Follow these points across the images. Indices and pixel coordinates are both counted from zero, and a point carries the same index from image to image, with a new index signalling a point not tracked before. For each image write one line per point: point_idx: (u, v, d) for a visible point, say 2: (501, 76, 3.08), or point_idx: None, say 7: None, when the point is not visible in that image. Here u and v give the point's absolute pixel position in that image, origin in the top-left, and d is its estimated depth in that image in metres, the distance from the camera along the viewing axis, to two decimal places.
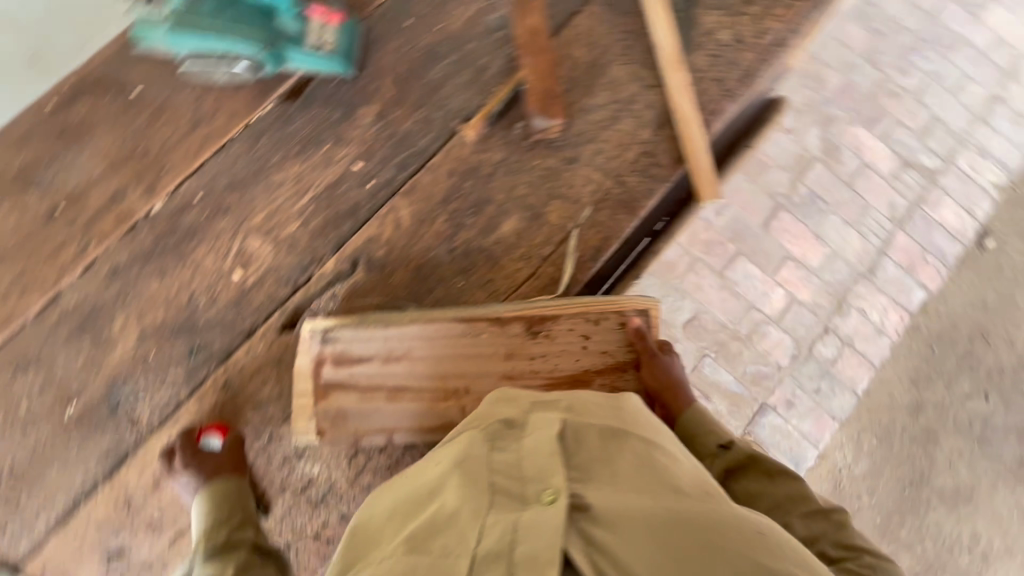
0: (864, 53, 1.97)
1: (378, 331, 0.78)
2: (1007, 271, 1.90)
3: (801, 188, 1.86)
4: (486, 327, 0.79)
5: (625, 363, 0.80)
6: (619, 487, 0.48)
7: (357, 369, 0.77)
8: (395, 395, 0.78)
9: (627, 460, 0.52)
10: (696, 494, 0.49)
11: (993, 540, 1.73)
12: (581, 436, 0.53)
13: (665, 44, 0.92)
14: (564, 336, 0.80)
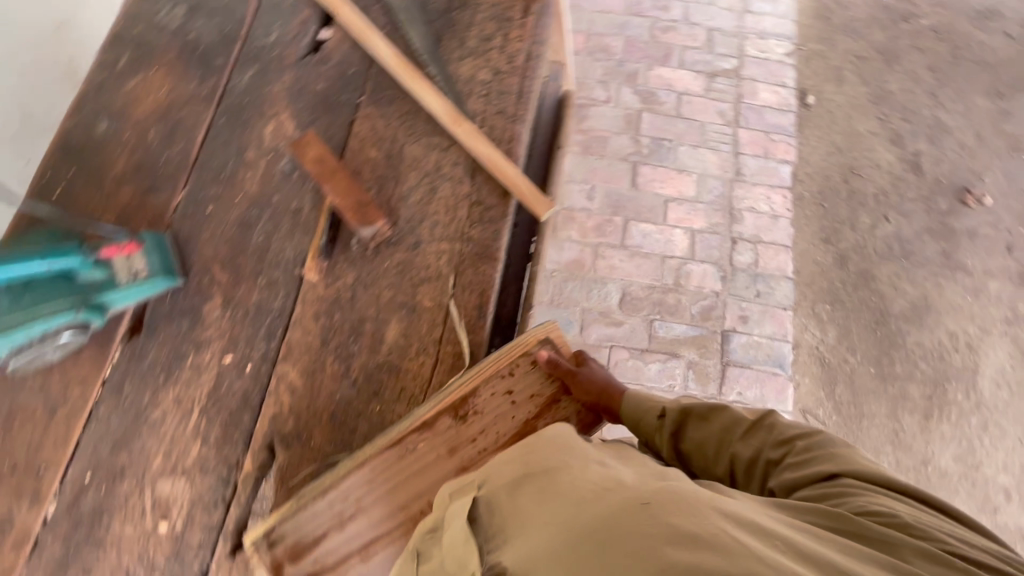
0: (626, 11, 2.19)
1: (323, 501, 0.77)
2: (836, 113, 2.10)
3: (643, 140, 2.00)
4: (418, 437, 0.81)
5: (556, 392, 0.85)
6: (528, 530, 0.58)
7: (319, 550, 0.78)
8: (370, 549, 0.78)
9: (528, 504, 0.63)
10: (591, 496, 0.58)
11: (971, 330, 1.83)
12: (493, 503, 0.67)
13: (439, 108, 0.99)
14: (490, 403, 0.84)
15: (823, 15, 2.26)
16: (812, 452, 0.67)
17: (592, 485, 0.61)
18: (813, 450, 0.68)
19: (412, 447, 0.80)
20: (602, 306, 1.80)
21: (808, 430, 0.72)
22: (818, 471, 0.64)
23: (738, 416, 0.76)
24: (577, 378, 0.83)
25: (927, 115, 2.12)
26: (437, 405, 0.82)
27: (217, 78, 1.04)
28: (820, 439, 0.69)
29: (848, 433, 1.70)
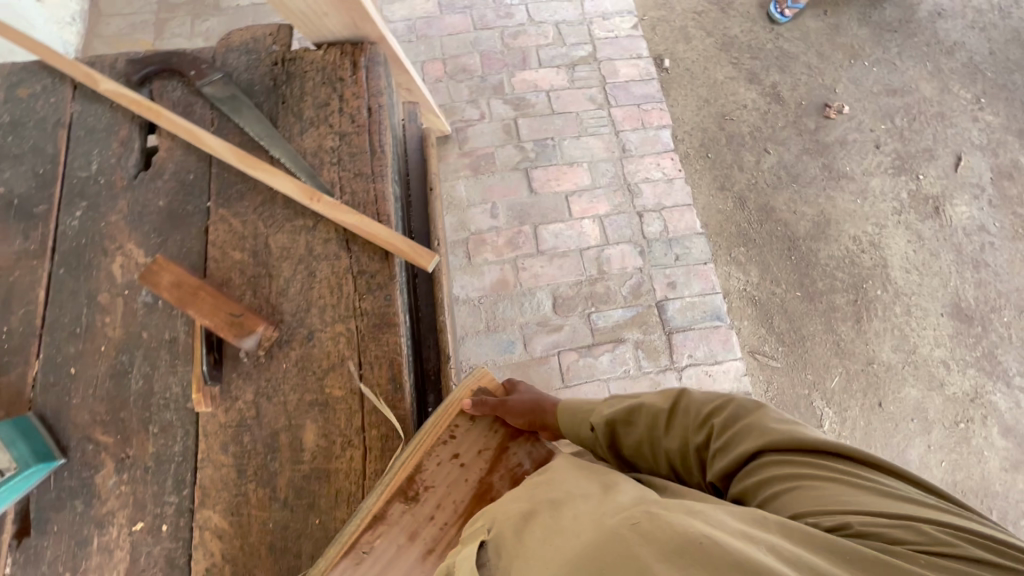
0: (473, 28, 2.21)
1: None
2: (694, 68, 2.21)
3: (527, 145, 2.01)
4: (371, 531, 0.77)
5: (501, 439, 0.86)
6: (525, 566, 0.57)
7: None
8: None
9: (531, 535, 0.62)
10: (587, 521, 0.58)
11: (871, 227, 1.95)
12: (498, 544, 0.66)
13: (293, 191, 0.94)
14: (439, 473, 0.82)
15: None
16: (732, 432, 0.70)
17: (592, 512, 0.60)
18: (725, 428, 0.72)
19: (368, 544, 0.76)
20: (538, 316, 1.79)
21: (722, 402, 0.75)
22: (743, 454, 0.68)
23: (656, 408, 0.80)
24: (506, 408, 0.86)
25: (772, 48, 2.26)
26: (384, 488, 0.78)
27: (44, 225, 0.95)
28: (730, 412, 0.73)
29: (796, 359, 1.77)
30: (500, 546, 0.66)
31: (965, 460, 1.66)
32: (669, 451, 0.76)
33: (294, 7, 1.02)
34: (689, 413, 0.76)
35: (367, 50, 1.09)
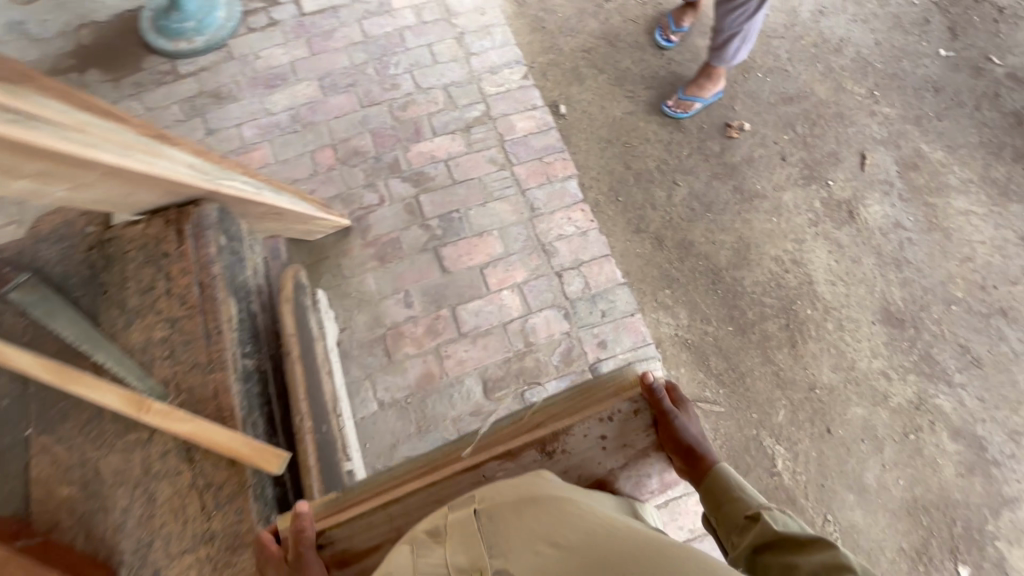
0: (360, 106, 2.13)
1: (371, 513, 0.96)
2: (590, 109, 2.16)
3: (432, 223, 1.93)
4: (497, 467, 1.04)
5: (650, 442, 1.08)
6: (526, 545, 0.77)
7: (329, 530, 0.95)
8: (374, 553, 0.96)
9: (534, 521, 0.82)
10: (588, 528, 0.79)
11: (791, 244, 1.92)
12: (493, 516, 0.85)
13: (114, 400, 0.84)
14: (583, 442, 1.07)
15: (538, 27, 2.33)
16: None
17: (595, 524, 0.80)
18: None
19: (490, 475, 1.03)
20: (469, 405, 1.70)
21: None
22: None
23: (840, 565, 0.83)
24: (671, 421, 1.04)
25: (665, 74, 2.23)
26: (535, 434, 1.06)
27: None
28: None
29: (739, 399, 1.71)
30: (493, 516, 0.86)
31: (922, 473, 1.62)
32: None
33: (85, 201, 0.89)
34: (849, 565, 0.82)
35: (193, 214, 1.00)
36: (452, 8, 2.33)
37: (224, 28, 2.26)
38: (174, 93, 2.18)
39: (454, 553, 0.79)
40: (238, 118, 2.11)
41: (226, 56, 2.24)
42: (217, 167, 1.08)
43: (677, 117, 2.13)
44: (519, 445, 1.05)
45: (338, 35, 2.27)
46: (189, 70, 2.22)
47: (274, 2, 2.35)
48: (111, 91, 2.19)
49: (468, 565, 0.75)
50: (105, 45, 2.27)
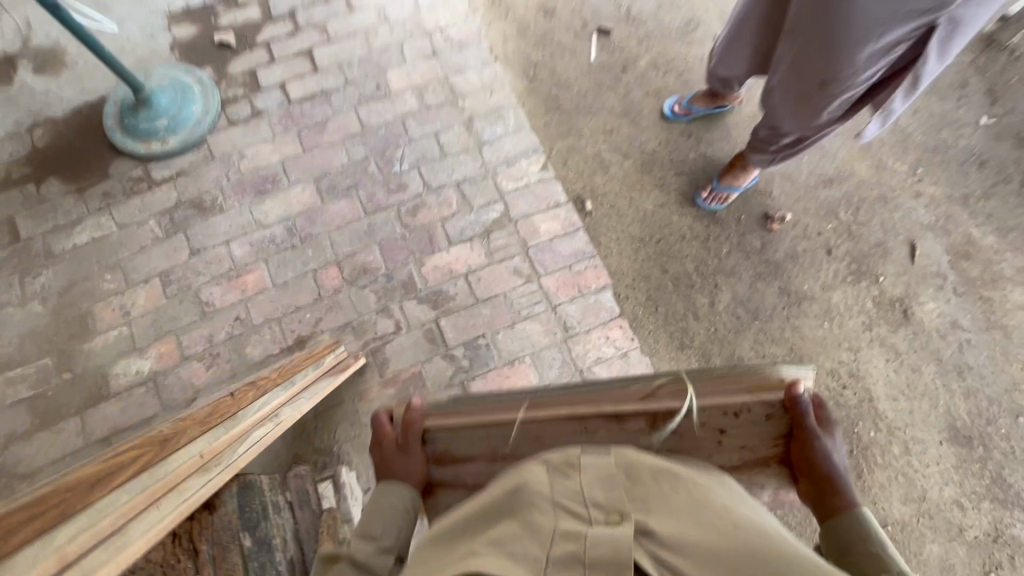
0: (364, 212, 1.90)
1: (480, 426, 1.19)
2: (619, 204, 1.97)
3: (457, 352, 1.74)
4: (601, 424, 1.15)
5: (771, 452, 1.14)
6: (668, 516, 0.75)
7: (438, 431, 1.19)
8: (466, 463, 1.19)
9: (674, 498, 0.82)
10: (730, 527, 0.76)
11: (846, 353, 1.78)
12: (635, 478, 0.86)
13: None
14: (705, 431, 1.12)
15: (553, 106, 2.12)
16: None
17: (740, 522, 0.78)
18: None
19: (592, 430, 1.15)
20: None
21: None
22: None
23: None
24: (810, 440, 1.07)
25: (696, 157, 2.05)
26: (649, 407, 1.14)
27: None
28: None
29: None
30: (630, 475, 0.87)
31: None
32: None
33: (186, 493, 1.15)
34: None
35: (209, 522, 1.21)
36: (458, 88, 2.11)
37: (201, 124, 2.00)
38: (150, 204, 1.92)
39: (592, 485, 0.81)
40: (228, 233, 1.87)
41: (207, 156, 1.98)
42: (224, 454, 1.27)
43: (714, 210, 1.96)
44: (628, 413, 1.14)
45: (333, 125, 2.03)
46: (166, 175, 1.95)
47: (256, 88, 2.09)
48: (76, 204, 1.91)
49: (607, 504, 0.76)
50: (64, 147, 1.99)
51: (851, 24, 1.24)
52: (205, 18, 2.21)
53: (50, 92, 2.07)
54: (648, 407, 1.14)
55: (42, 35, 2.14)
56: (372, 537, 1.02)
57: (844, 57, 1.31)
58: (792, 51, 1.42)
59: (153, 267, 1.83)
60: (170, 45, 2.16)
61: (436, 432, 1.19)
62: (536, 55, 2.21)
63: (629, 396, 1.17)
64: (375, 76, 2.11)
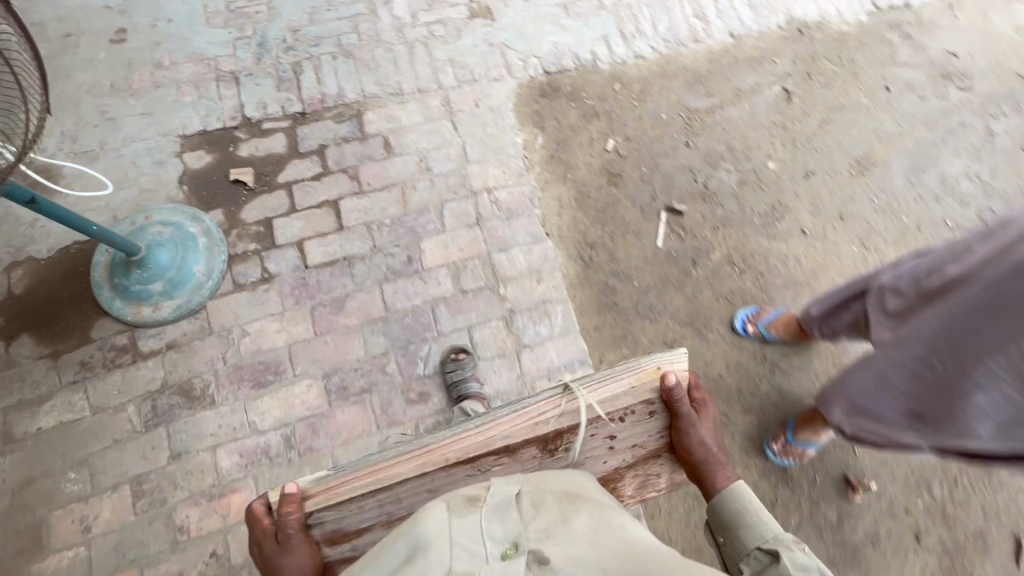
0: (375, 426, 1.63)
1: (356, 496, 1.02)
2: None
3: None
4: (494, 460, 1.06)
5: (659, 445, 1.16)
6: (573, 544, 0.73)
7: (325, 508, 1.02)
8: (363, 533, 1.06)
9: (583, 521, 0.79)
10: (638, 544, 0.76)
11: None
12: (537, 498, 0.83)
13: None
14: (595, 447, 1.09)
15: (608, 301, 1.83)
16: None
17: (644, 542, 0.77)
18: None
19: (485, 468, 1.05)
20: None
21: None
22: None
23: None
24: (694, 426, 1.09)
25: (768, 390, 1.75)
26: (540, 432, 1.05)
27: None
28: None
29: None
30: (535, 496, 0.83)
31: None
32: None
33: None
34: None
35: None
36: (501, 269, 1.82)
37: (203, 288, 1.73)
38: (132, 384, 1.65)
39: (490, 519, 0.75)
40: (216, 435, 1.60)
41: (203, 328, 1.71)
42: None
43: (781, 463, 1.65)
44: (519, 441, 1.05)
45: (352, 304, 1.75)
46: (154, 348, 1.69)
47: (270, 244, 1.82)
48: (47, 375, 1.65)
49: (506, 538, 0.73)
50: (44, 298, 1.73)
51: (993, 392, 1.04)
52: (223, 146, 1.94)
53: (36, 223, 1.80)
54: (536, 434, 1.05)
55: (39, 151, 1.89)
56: None
57: (983, 391, 1.05)
58: (893, 368, 1.21)
59: (124, 471, 1.57)
60: (179, 176, 1.89)
61: (315, 516, 1.02)
62: (595, 233, 1.91)
63: (517, 422, 1.05)
64: (407, 244, 1.83)
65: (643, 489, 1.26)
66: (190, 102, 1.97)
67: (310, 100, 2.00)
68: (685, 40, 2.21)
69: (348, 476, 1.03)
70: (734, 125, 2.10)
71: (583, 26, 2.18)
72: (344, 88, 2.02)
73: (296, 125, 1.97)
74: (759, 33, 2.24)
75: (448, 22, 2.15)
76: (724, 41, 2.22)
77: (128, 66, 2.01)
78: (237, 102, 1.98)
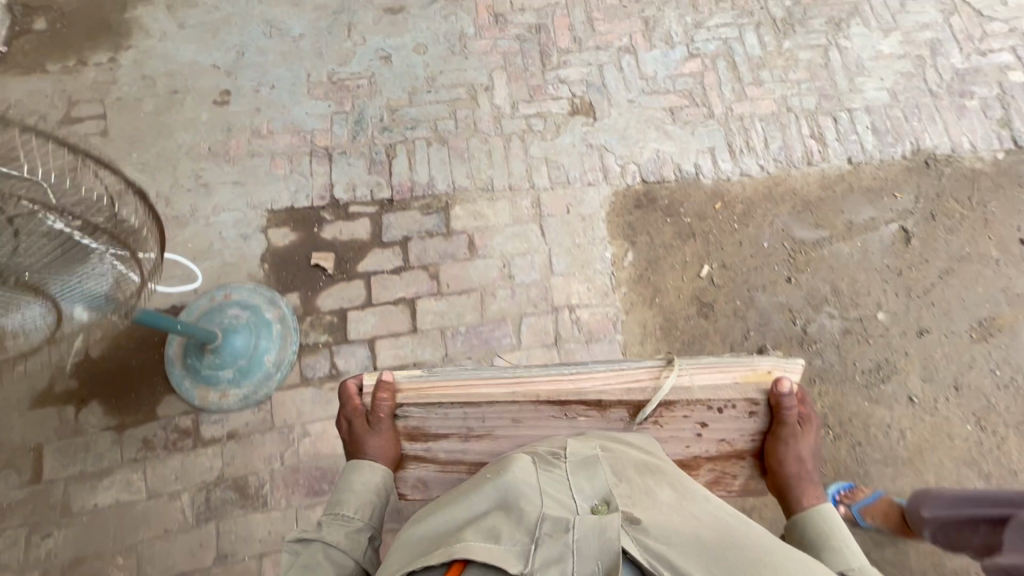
0: None
1: (447, 406, 1.32)
2: None
3: None
4: (581, 412, 1.31)
5: (749, 447, 1.35)
6: (655, 514, 0.89)
7: (411, 409, 1.34)
8: (438, 438, 1.36)
9: (665, 493, 0.97)
10: (712, 521, 0.90)
11: None
12: (622, 466, 1.01)
13: None
14: (676, 420, 1.31)
15: None
16: None
17: (714, 515, 0.92)
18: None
19: (569, 415, 1.31)
20: None
21: None
22: None
23: None
24: (793, 438, 1.28)
25: None
26: (632, 397, 1.29)
27: None
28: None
29: None
30: (619, 468, 1.00)
31: None
32: None
33: None
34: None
35: None
36: None
37: (271, 380, 1.69)
38: (189, 471, 1.62)
39: (578, 480, 0.96)
40: (264, 541, 1.56)
41: (266, 420, 1.68)
42: None
43: None
44: (607, 402, 1.29)
45: None
46: (215, 435, 1.66)
47: (342, 339, 1.77)
48: (110, 449, 1.64)
49: (594, 497, 0.93)
50: (116, 365, 1.73)
51: None
52: (308, 225, 1.91)
53: None
54: (632, 398, 1.29)
55: None
56: (345, 519, 1.19)
57: None
58: None
59: (170, 565, 1.54)
60: (261, 253, 1.87)
61: (406, 407, 1.33)
62: None
63: (613, 382, 1.30)
64: (480, 358, 1.75)
65: (715, 485, 1.38)
66: (282, 175, 1.96)
67: (399, 188, 1.96)
68: (798, 161, 2.05)
69: (438, 384, 1.34)
70: (842, 263, 1.94)
71: (688, 135, 2.07)
72: (434, 178, 1.97)
73: (382, 212, 1.93)
74: (880, 161, 2.07)
75: (548, 116, 2.07)
76: (841, 166, 2.06)
77: (227, 130, 2.03)
78: (327, 181, 1.96)
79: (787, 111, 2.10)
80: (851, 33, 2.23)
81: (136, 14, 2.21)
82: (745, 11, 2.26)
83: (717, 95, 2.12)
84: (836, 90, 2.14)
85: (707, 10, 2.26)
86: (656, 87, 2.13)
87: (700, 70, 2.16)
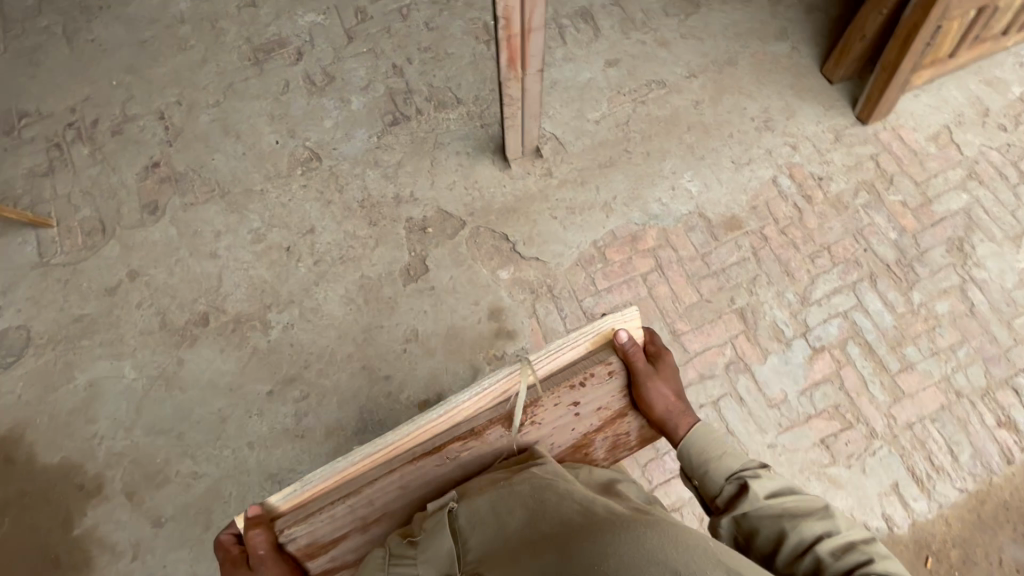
0: None
1: (330, 503, 1.08)
2: None
3: None
4: (459, 449, 1.12)
5: (625, 403, 1.21)
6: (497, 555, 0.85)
7: (292, 530, 1.07)
8: (338, 542, 1.13)
9: (515, 513, 0.91)
10: (550, 521, 0.83)
11: None
12: (473, 511, 0.97)
13: None
14: (549, 416, 1.15)
15: None
16: None
17: (554, 510, 0.86)
18: (807, 523, 0.93)
19: (452, 455, 1.12)
20: None
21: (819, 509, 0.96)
22: None
23: None
24: (645, 375, 1.15)
25: None
26: (502, 412, 1.13)
27: None
28: (863, 552, 0.88)
29: None
30: (471, 515, 0.97)
31: None
32: (746, 484, 1.03)
33: None
34: (808, 521, 0.93)
35: None
36: None
37: None
38: None
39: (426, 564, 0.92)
40: None
41: None
42: None
43: None
44: (481, 427, 1.12)
45: None
46: None
47: None
48: None
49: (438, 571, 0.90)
50: None
51: None
52: None
53: None
54: (499, 412, 1.12)
55: None
56: None
57: None
58: None
59: None
60: None
61: (286, 533, 1.07)
62: None
63: (483, 402, 1.13)
64: None
65: (615, 449, 1.29)
66: None
67: None
68: (998, 467, 1.62)
69: (314, 487, 1.12)
70: None
71: (859, 476, 1.60)
72: None
73: None
74: None
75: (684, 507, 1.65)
76: None
77: None
78: None
79: (957, 397, 1.67)
80: (981, 257, 1.82)
81: (88, 522, 1.61)
82: (850, 263, 1.82)
83: (869, 401, 1.66)
84: (999, 347, 1.72)
85: (808, 277, 1.80)
86: (794, 415, 1.65)
87: (834, 370, 1.70)
